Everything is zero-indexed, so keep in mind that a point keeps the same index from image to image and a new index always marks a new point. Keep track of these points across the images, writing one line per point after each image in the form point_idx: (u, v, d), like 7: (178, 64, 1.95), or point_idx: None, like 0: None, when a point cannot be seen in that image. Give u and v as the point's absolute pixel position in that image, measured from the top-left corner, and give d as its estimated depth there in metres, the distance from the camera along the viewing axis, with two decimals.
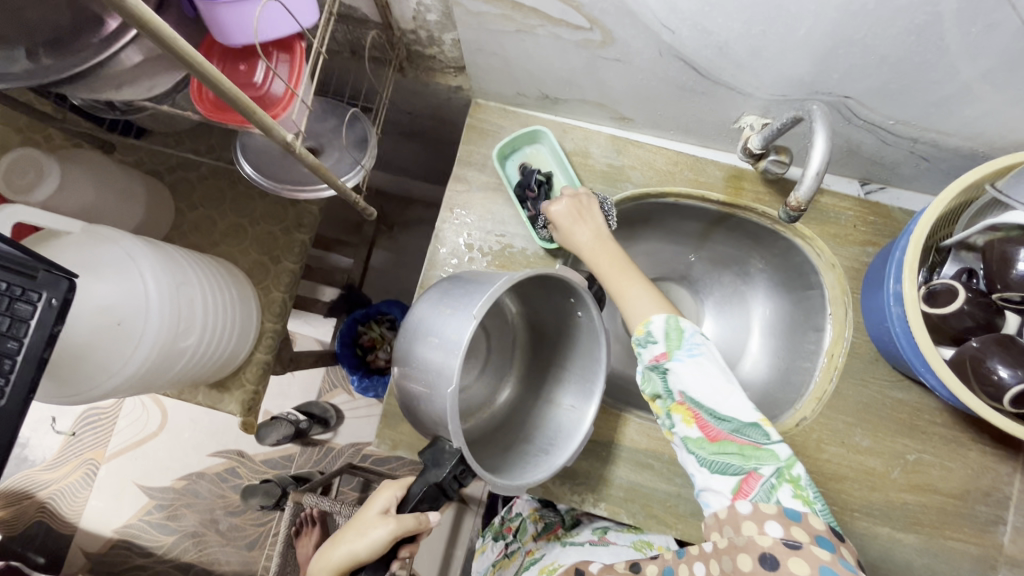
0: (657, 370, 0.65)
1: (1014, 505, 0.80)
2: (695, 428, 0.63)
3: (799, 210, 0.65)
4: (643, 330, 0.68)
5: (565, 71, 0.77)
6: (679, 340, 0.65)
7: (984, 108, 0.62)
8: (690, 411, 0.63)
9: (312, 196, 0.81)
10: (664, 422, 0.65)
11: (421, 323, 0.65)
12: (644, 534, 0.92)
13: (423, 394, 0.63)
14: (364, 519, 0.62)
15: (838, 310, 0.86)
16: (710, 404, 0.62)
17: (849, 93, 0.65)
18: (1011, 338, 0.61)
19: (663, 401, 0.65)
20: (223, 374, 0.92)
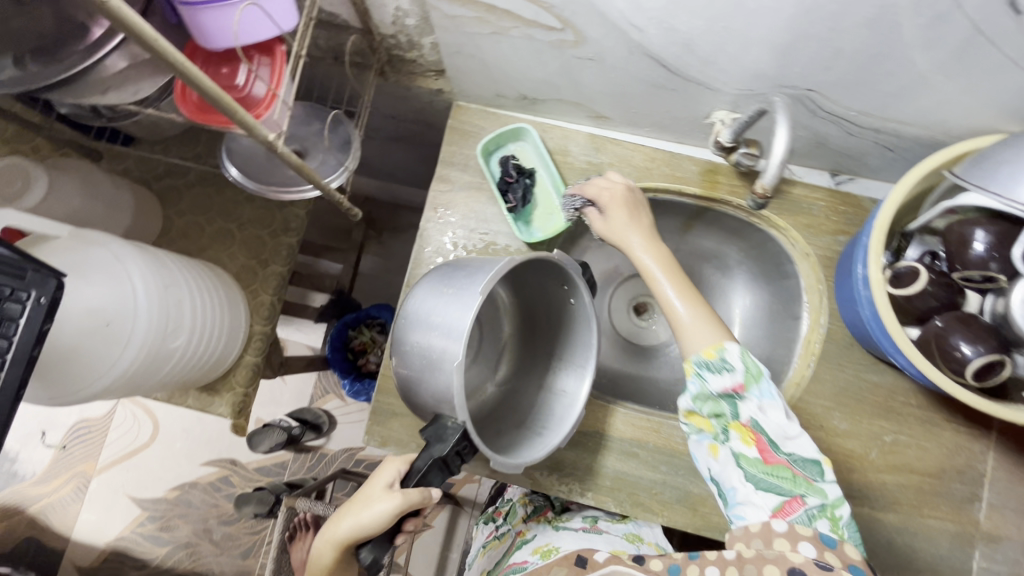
0: (728, 397, 0.66)
1: (988, 482, 0.82)
2: (753, 449, 0.66)
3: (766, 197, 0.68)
4: (715, 355, 0.67)
5: (541, 71, 0.79)
6: (757, 375, 0.66)
7: (939, 97, 0.65)
8: (753, 434, 0.65)
9: (296, 196, 0.83)
10: (718, 437, 0.68)
11: (420, 309, 0.67)
12: (635, 526, 0.93)
13: (419, 373, 0.64)
14: (368, 493, 0.64)
15: (814, 297, 0.89)
16: (774, 435, 0.65)
17: (811, 86, 0.68)
18: (973, 316, 0.64)
19: (722, 419, 0.68)
20: (212, 376, 0.93)
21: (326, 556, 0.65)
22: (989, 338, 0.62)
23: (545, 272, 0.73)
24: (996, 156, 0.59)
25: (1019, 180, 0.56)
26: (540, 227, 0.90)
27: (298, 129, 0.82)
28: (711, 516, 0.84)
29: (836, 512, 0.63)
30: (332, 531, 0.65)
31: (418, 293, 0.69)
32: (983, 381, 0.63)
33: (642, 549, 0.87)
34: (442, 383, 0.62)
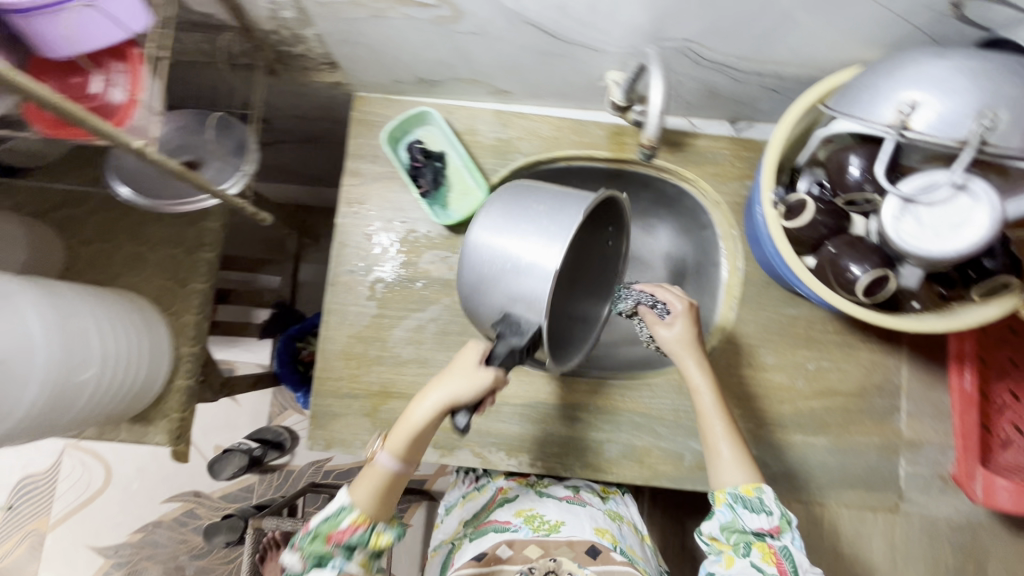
0: (759, 532, 0.70)
1: (905, 393, 0.88)
2: (772, 569, 0.70)
3: (652, 148, 0.72)
4: (754, 494, 0.70)
5: (431, 51, 0.79)
6: (789, 519, 0.71)
7: (804, 34, 0.68)
8: (778, 558, 0.70)
9: (193, 208, 0.83)
10: (739, 551, 0.72)
11: (508, 215, 0.65)
12: (615, 504, 0.95)
13: (500, 272, 0.63)
14: (464, 364, 0.67)
15: (729, 243, 0.92)
16: (797, 564, 0.69)
17: (687, 36, 0.70)
18: (860, 237, 0.67)
19: (747, 538, 0.72)
20: (142, 405, 0.90)
21: (424, 412, 0.68)
22: (874, 256, 0.65)
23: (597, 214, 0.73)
24: (858, 84, 0.62)
25: (875, 103, 0.59)
26: (458, 208, 0.89)
27: (189, 138, 0.78)
28: (657, 465, 0.86)
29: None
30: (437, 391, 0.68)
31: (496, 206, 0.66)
32: (873, 296, 0.67)
33: (623, 529, 0.90)
34: (524, 286, 0.61)
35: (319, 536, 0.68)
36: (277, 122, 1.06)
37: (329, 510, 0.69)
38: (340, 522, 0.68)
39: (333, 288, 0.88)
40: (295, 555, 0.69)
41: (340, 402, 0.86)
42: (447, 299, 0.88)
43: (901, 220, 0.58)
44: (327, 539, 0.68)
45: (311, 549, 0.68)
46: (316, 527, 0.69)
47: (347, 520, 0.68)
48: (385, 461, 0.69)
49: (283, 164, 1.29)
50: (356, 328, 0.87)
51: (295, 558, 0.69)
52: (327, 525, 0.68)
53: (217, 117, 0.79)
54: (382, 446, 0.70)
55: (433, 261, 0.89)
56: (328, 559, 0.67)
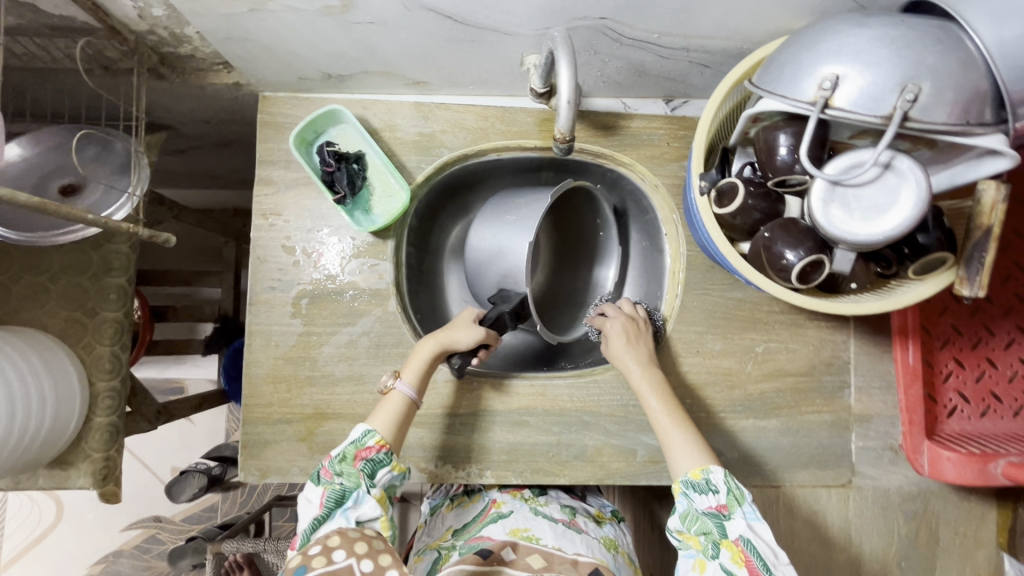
0: (714, 516, 0.66)
1: (854, 368, 0.87)
2: (743, 570, 0.63)
3: (567, 141, 0.69)
4: (701, 476, 0.68)
5: (331, 45, 0.71)
6: (743, 498, 0.66)
7: (725, 5, 0.63)
8: (743, 554, 0.63)
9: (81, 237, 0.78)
10: (708, 554, 0.66)
11: (491, 217, 0.90)
12: (610, 529, 0.89)
13: (490, 255, 0.88)
14: (464, 319, 0.79)
15: (671, 227, 0.89)
16: (764, 556, 0.63)
17: (602, 14, 0.65)
18: (794, 220, 0.64)
19: (711, 536, 0.67)
20: (57, 449, 0.84)
21: (425, 350, 0.76)
22: (808, 240, 0.62)
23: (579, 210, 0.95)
24: (780, 58, 0.58)
25: (797, 80, 0.55)
26: (382, 213, 0.83)
27: (60, 158, 0.73)
28: (610, 463, 0.84)
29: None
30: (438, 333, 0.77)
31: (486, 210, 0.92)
32: (808, 282, 0.64)
33: (617, 560, 0.81)
34: (510, 262, 0.86)
35: (347, 457, 0.70)
36: (184, 127, 0.97)
37: (351, 436, 0.72)
38: (363, 442, 0.70)
39: (254, 308, 0.82)
40: (319, 484, 0.70)
41: (272, 428, 0.81)
42: (379, 309, 0.83)
43: (828, 205, 0.54)
44: (353, 461, 0.69)
45: (338, 471, 0.69)
46: (342, 450, 0.71)
47: (369, 439, 0.70)
48: (402, 391, 0.74)
49: (204, 170, 1.20)
50: (282, 349, 0.81)
51: (319, 486, 0.69)
52: (351, 446, 0.70)
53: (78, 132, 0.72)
54: (394, 377, 0.75)
55: (360, 270, 0.83)
56: (354, 480, 0.68)
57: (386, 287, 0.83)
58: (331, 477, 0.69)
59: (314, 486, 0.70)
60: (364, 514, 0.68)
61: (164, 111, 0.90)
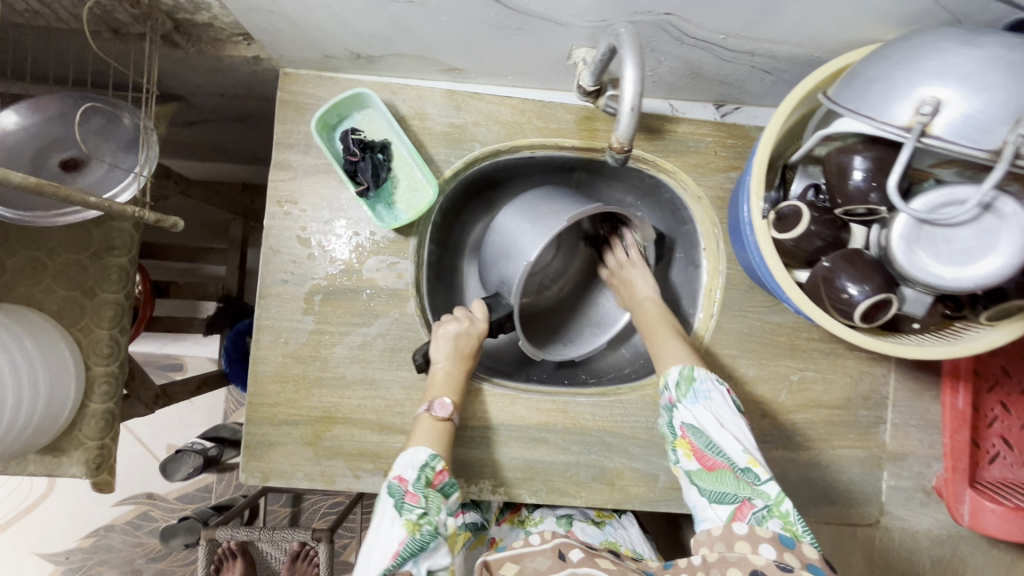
0: (666, 409, 0.69)
1: (892, 404, 0.82)
2: (694, 462, 0.65)
3: (625, 151, 0.63)
4: (660, 374, 0.71)
5: (363, 22, 0.65)
6: (691, 383, 0.68)
7: (807, 9, 0.57)
8: (692, 444, 0.65)
9: (76, 218, 0.73)
10: (671, 457, 0.68)
11: (522, 210, 0.82)
12: (612, 530, 0.86)
13: (498, 253, 0.84)
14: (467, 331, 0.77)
15: (711, 243, 0.83)
16: (708, 437, 0.64)
17: (668, 9, 0.58)
18: (859, 252, 0.59)
19: (668, 436, 0.68)
20: (50, 436, 0.79)
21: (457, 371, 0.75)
22: (875, 275, 0.57)
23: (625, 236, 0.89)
24: (868, 73, 0.52)
25: (888, 100, 0.49)
26: (406, 208, 0.78)
27: (60, 130, 0.67)
28: (630, 487, 0.80)
29: (783, 507, 0.59)
30: (467, 358, 0.75)
31: (520, 200, 0.84)
32: (871, 321, 0.59)
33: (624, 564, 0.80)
34: (510, 269, 0.80)
35: (424, 480, 0.66)
36: (196, 99, 0.91)
37: (417, 460, 0.68)
38: (435, 465, 0.68)
39: (264, 301, 0.76)
40: (402, 517, 0.62)
41: (277, 430, 0.76)
42: (396, 311, 0.78)
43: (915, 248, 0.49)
44: (430, 485, 0.66)
45: (422, 496, 0.65)
46: (416, 474, 0.66)
47: (440, 464, 0.68)
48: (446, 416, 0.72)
49: (215, 143, 1.13)
50: (291, 347, 0.77)
51: (403, 520, 0.62)
52: (425, 471, 0.67)
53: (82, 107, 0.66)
54: (453, 409, 0.72)
55: (380, 268, 0.78)
56: (436, 506, 0.65)
57: (405, 288, 0.78)
58: (414, 505, 0.64)
59: (398, 520, 0.62)
60: (436, 564, 0.62)
61: (176, 80, 0.84)
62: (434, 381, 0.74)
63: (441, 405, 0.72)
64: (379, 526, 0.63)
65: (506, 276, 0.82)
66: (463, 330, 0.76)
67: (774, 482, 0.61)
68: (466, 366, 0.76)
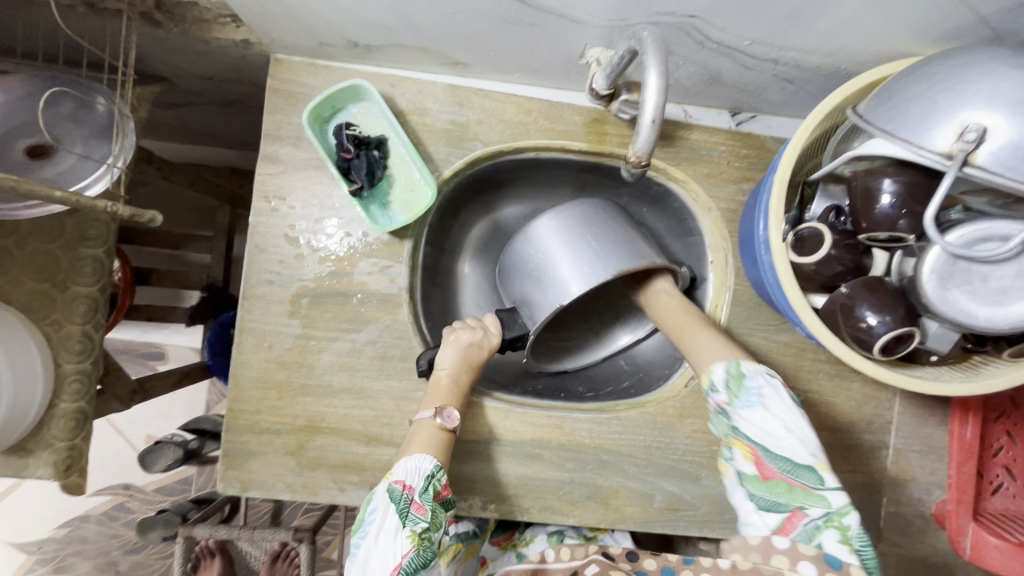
0: (719, 412, 0.66)
1: (895, 429, 0.80)
2: (751, 463, 0.62)
3: (641, 167, 0.60)
4: (705, 379, 0.67)
5: (362, 9, 0.60)
6: (742, 388, 0.64)
7: (841, 18, 0.53)
8: (748, 447, 0.62)
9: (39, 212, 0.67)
10: (722, 455, 0.65)
11: (565, 237, 0.74)
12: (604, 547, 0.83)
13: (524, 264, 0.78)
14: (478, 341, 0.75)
15: (719, 257, 0.80)
16: (766, 441, 0.61)
17: (693, 11, 0.54)
18: (881, 279, 0.56)
19: (722, 435, 0.66)
20: (14, 437, 0.74)
21: (464, 377, 0.72)
22: (897, 306, 0.54)
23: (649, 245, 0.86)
24: (905, 90, 0.48)
25: (928, 123, 0.46)
26: (402, 210, 0.74)
27: (26, 113, 0.62)
28: (624, 507, 0.77)
29: (844, 520, 0.56)
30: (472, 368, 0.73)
31: (561, 214, 0.75)
32: (891, 353, 0.56)
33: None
34: (540, 294, 0.76)
35: (429, 492, 0.63)
36: (180, 81, 0.85)
37: (422, 469, 0.64)
38: (440, 477, 0.65)
39: (247, 302, 0.72)
40: (406, 528, 0.61)
41: (258, 438, 0.72)
42: (388, 317, 0.74)
43: (951, 284, 0.49)
44: (437, 497, 0.64)
45: (428, 508, 0.63)
46: (422, 484, 0.64)
47: (446, 476, 0.65)
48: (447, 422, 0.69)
49: (202, 127, 1.07)
50: (275, 351, 0.72)
51: (407, 533, 0.60)
52: (433, 481, 0.64)
53: (53, 88, 0.61)
54: (459, 421, 0.69)
55: (372, 271, 0.73)
56: (438, 520, 0.63)
57: (398, 293, 0.74)
58: (420, 517, 0.62)
59: (403, 531, 0.60)
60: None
61: (159, 62, 0.78)
62: (438, 387, 0.70)
63: (448, 415, 0.69)
64: (378, 533, 0.61)
65: (530, 299, 0.78)
66: (475, 342, 0.75)
67: (838, 491, 0.58)
68: (473, 375, 0.73)
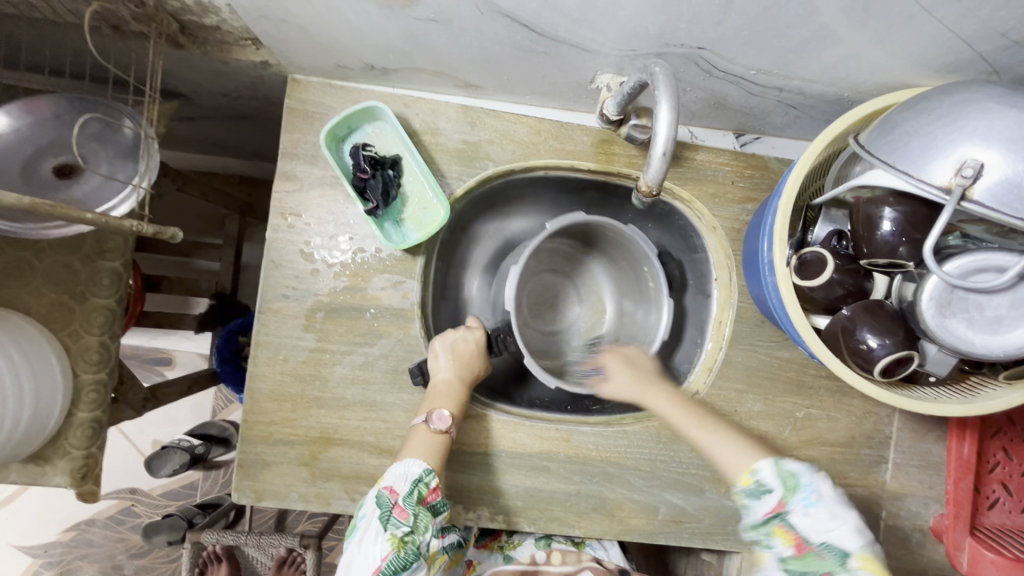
0: (766, 509, 0.57)
1: (894, 444, 0.82)
2: (794, 553, 0.54)
3: (651, 195, 0.61)
4: (750, 480, 0.59)
5: (382, 37, 0.62)
6: (796, 483, 0.56)
7: (844, 52, 0.55)
8: (792, 535, 0.55)
9: (64, 230, 0.69)
10: (761, 545, 0.57)
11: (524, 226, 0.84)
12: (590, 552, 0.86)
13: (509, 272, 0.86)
14: (470, 343, 0.78)
15: (723, 274, 0.82)
16: (818, 535, 0.53)
17: (702, 44, 0.56)
18: (881, 303, 0.58)
19: (765, 531, 0.56)
20: (33, 447, 0.76)
21: (458, 376, 0.74)
22: (897, 329, 0.56)
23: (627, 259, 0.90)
24: (905, 124, 0.51)
25: (927, 157, 0.48)
26: (414, 227, 0.76)
27: (54, 133, 0.64)
28: (629, 519, 0.79)
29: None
30: (465, 368, 0.75)
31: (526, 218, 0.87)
32: (890, 375, 0.58)
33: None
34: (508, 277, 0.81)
35: (413, 496, 0.64)
36: (197, 97, 0.87)
37: (409, 474, 0.65)
38: (429, 482, 0.65)
39: (263, 316, 0.74)
40: (387, 532, 0.62)
41: (272, 450, 0.74)
42: (400, 331, 0.76)
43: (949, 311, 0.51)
44: (422, 502, 0.65)
45: (411, 512, 0.64)
46: (409, 489, 0.65)
47: (435, 481, 0.66)
48: (438, 425, 0.69)
49: (215, 138, 1.09)
50: (290, 364, 0.74)
51: (388, 536, 0.62)
52: (419, 487, 0.65)
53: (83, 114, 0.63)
54: (451, 423, 0.70)
55: (384, 286, 0.75)
56: (425, 523, 0.64)
57: (411, 308, 0.76)
58: (402, 521, 0.63)
59: (383, 534, 0.62)
60: None
61: (178, 79, 0.80)
62: (434, 392, 0.72)
63: (438, 417, 0.70)
64: (362, 537, 0.63)
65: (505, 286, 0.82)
66: (463, 338, 0.78)
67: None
68: (466, 376, 0.75)
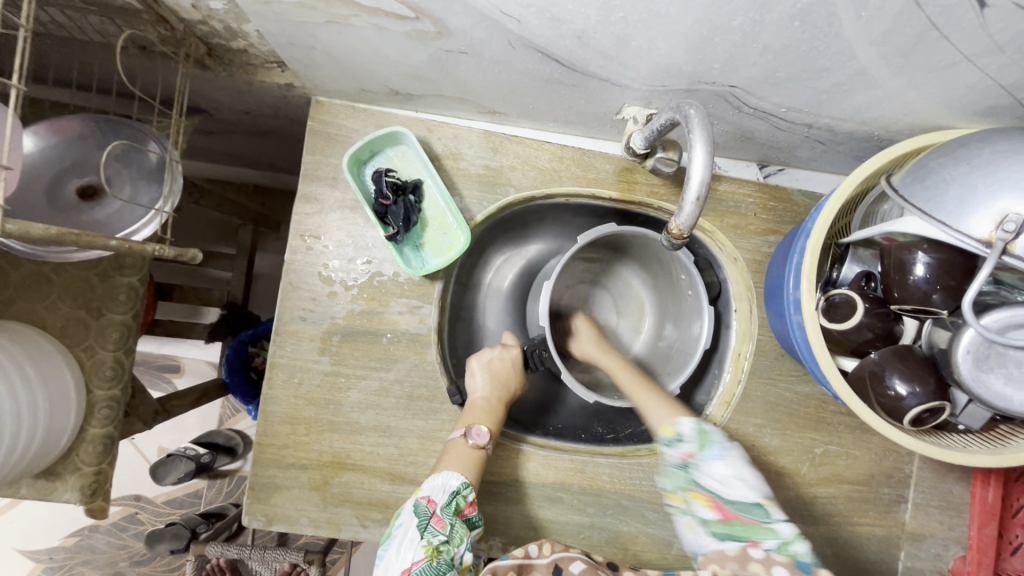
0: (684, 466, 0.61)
1: (914, 484, 0.80)
2: (712, 512, 0.59)
3: (682, 238, 0.59)
4: (672, 431, 0.64)
5: (409, 65, 0.62)
6: (708, 442, 0.61)
7: (878, 95, 0.55)
8: (708, 495, 0.59)
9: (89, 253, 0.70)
10: (683, 508, 0.61)
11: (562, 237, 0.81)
12: None
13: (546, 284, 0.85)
14: (507, 360, 0.80)
15: (743, 306, 0.81)
16: (723, 485, 0.58)
17: (734, 83, 0.56)
18: (911, 349, 0.57)
19: (682, 490, 0.61)
20: (44, 464, 0.75)
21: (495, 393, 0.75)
22: (927, 376, 0.55)
23: (658, 264, 0.88)
24: (943, 170, 0.49)
25: (966, 208, 0.47)
26: (434, 251, 0.76)
27: (78, 153, 0.66)
28: (643, 553, 0.77)
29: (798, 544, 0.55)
30: (503, 385, 0.77)
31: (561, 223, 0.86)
32: (920, 424, 0.57)
33: None
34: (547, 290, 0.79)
35: (451, 507, 0.62)
36: (219, 114, 0.87)
37: (448, 485, 0.64)
38: (467, 494, 0.64)
39: (279, 338, 0.73)
40: (423, 539, 0.59)
41: (284, 473, 0.73)
42: (417, 357, 0.75)
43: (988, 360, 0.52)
44: (458, 514, 0.63)
45: (448, 523, 0.61)
46: (446, 500, 0.63)
47: (472, 494, 0.64)
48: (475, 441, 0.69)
49: (232, 151, 1.09)
50: (304, 388, 0.73)
51: (423, 543, 0.59)
52: (457, 498, 0.63)
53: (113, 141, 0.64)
54: (489, 438, 0.69)
55: (402, 311, 0.75)
56: (459, 535, 0.62)
57: (427, 333, 0.75)
58: (439, 530, 0.60)
59: (419, 541, 0.59)
60: None
61: (202, 97, 0.80)
62: (474, 409, 0.72)
63: (477, 432, 0.69)
64: (400, 543, 0.60)
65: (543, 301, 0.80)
66: (500, 356, 0.80)
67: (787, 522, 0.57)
68: (503, 395, 0.76)
